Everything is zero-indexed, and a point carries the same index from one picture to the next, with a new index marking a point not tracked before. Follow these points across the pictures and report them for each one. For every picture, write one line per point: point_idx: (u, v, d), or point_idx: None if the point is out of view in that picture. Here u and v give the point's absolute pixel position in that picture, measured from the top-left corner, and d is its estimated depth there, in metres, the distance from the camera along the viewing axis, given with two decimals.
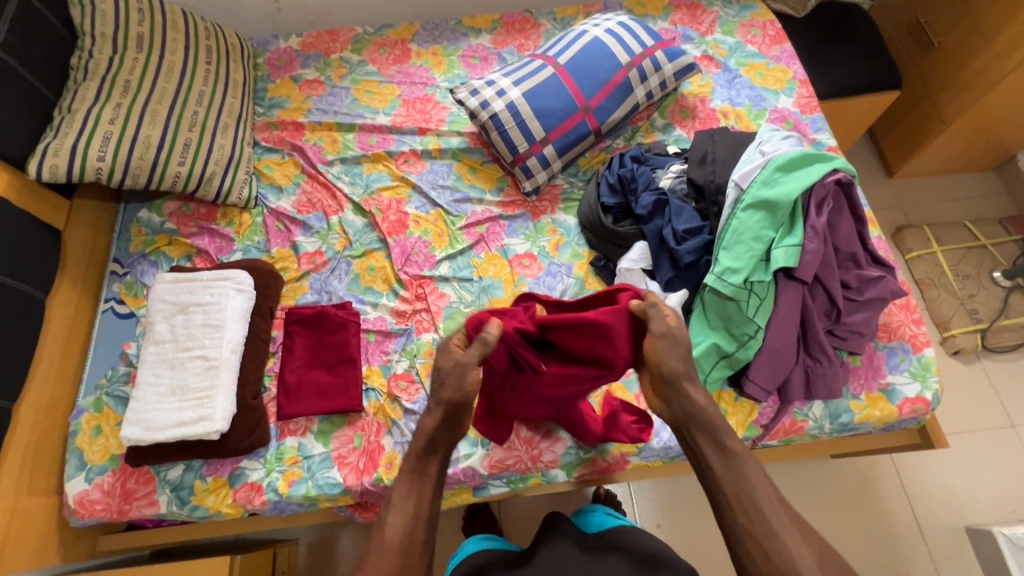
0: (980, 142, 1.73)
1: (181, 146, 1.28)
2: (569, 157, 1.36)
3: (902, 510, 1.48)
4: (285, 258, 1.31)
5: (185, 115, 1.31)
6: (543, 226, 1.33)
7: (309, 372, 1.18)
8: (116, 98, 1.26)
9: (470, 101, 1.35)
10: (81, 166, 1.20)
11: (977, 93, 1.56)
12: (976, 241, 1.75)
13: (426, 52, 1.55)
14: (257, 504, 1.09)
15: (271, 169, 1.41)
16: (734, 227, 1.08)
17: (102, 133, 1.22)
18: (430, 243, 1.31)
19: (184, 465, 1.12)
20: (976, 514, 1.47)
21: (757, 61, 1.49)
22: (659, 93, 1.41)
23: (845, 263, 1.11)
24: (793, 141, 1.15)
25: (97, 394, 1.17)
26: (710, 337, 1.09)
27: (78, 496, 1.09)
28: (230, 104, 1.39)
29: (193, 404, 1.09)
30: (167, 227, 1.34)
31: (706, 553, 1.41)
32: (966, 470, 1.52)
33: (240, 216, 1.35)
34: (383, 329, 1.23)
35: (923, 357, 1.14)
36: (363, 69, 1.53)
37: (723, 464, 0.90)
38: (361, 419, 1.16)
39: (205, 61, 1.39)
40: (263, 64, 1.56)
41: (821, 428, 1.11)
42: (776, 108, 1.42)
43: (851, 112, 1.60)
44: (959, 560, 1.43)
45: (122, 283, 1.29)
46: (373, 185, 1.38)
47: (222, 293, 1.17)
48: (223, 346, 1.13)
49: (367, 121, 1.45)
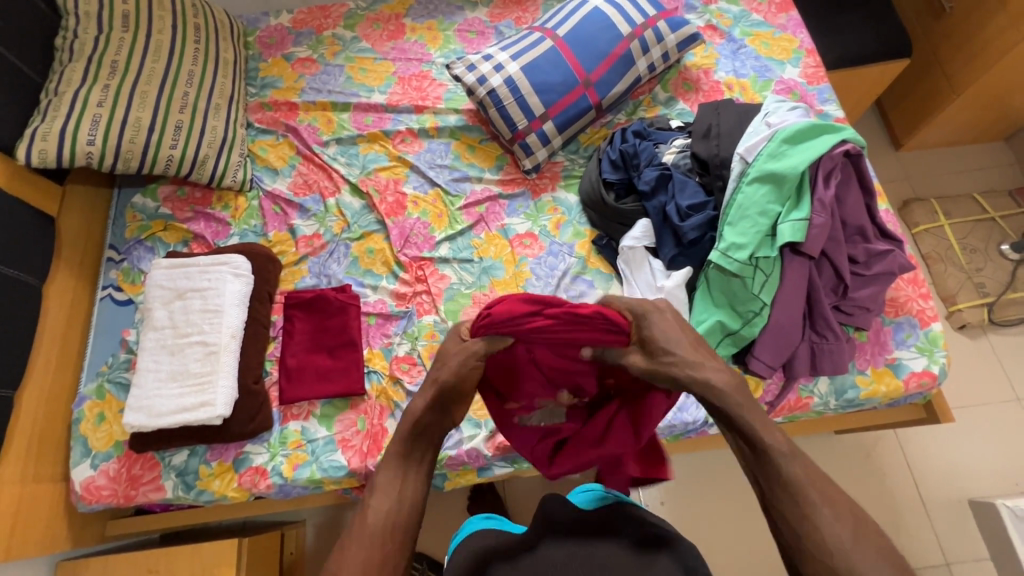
0: (992, 111, 1.68)
1: (173, 128, 1.25)
2: (569, 134, 1.33)
3: (906, 484, 1.49)
4: (282, 242, 1.29)
5: (175, 97, 1.28)
6: (544, 204, 1.31)
7: (310, 356, 1.18)
8: (103, 80, 1.23)
9: (467, 77, 1.31)
10: (70, 151, 1.17)
11: (990, 59, 1.51)
12: (984, 214, 1.72)
13: (421, 27, 1.51)
14: (262, 488, 1.09)
15: (265, 151, 1.38)
16: (739, 202, 1.05)
17: (91, 116, 1.19)
18: (429, 224, 1.29)
19: (188, 451, 1.12)
20: (978, 488, 1.48)
21: (762, 30, 1.44)
22: (662, 65, 1.36)
23: (852, 238, 1.09)
24: (800, 112, 1.12)
25: (98, 381, 1.17)
26: (715, 315, 1.08)
27: (84, 482, 1.09)
28: (220, 84, 1.35)
29: (194, 389, 1.08)
30: (162, 212, 1.32)
31: (709, 526, 1.42)
32: (970, 444, 1.52)
33: (236, 200, 1.33)
34: (383, 312, 1.22)
35: (930, 332, 1.12)
36: (357, 46, 1.49)
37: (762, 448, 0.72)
38: (363, 403, 1.15)
39: (193, 40, 1.35)
40: (253, 43, 1.52)
41: (826, 405, 1.10)
42: (782, 79, 1.37)
43: (860, 81, 1.55)
44: (960, 533, 1.44)
45: (119, 270, 1.27)
46: (369, 165, 1.35)
47: (220, 278, 1.16)
48: (222, 332, 1.12)
49: (362, 99, 1.41)
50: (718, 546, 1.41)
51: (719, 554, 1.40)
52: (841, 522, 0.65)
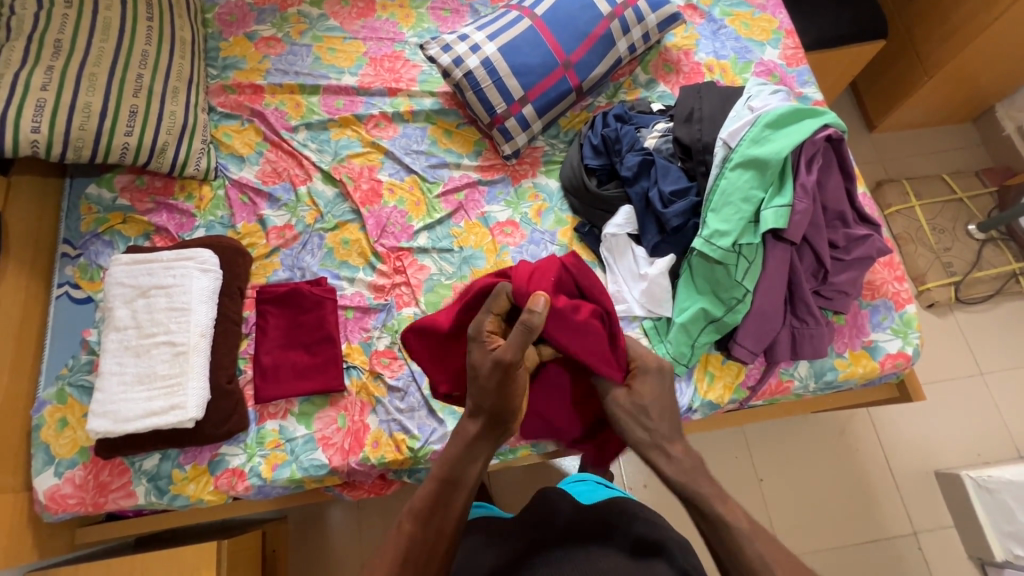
0: (964, 92, 1.71)
1: (127, 113, 1.17)
2: (549, 118, 1.29)
3: (877, 458, 1.54)
4: (252, 233, 1.23)
5: (128, 79, 1.19)
6: (524, 191, 1.28)
7: (285, 353, 1.13)
8: (47, 61, 1.14)
9: (443, 58, 1.25)
10: (13, 140, 1.09)
11: (961, 42, 1.53)
12: (953, 194, 1.76)
13: (392, 4, 1.44)
14: (240, 490, 1.06)
15: (230, 137, 1.31)
16: (722, 188, 1.04)
17: (35, 101, 1.10)
18: (407, 213, 1.25)
19: (159, 455, 1.07)
20: (945, 460, 1.54)
21: (742, 10, 1.42)
22: (642, 46, 1.33)
23: (833, 222, 1.09)
24: (782, 95, 1.11)
25: (58, 385, 1.10)
26: (699, 301, 1.07)
27: (48, 491, 1.04)
28: (178, 65, 1.26)
29: (162, 392, 1.03)
30: (120, 203, 1.24)
31: (692, 508, 1.45)
32: (938, 419, 1.58)
33: (200, 189, 1.26)
34: (361, 305, 1.18)
35: (905, 314, 1.15)
36: (324, 24, 1.41)
37: None
38: (343, 399, 1.12)
39: (146, 18, 1.26)
40: (212, 20, 1.42)
41: (806, 387, 1.12)
42: (762, 61, 1.36)
43: (837, 63, 1.55)
44: (927, 503, 1.50)
45: (76, 266, 1.20)
46: (342, 152, 1.29)
47: (186, 274, 1.10)
48: (191, 331, 1.07)
49: (331, 82, 1.34)
50: (699, 527, 1.44)
51: (700, 534, 1.43)
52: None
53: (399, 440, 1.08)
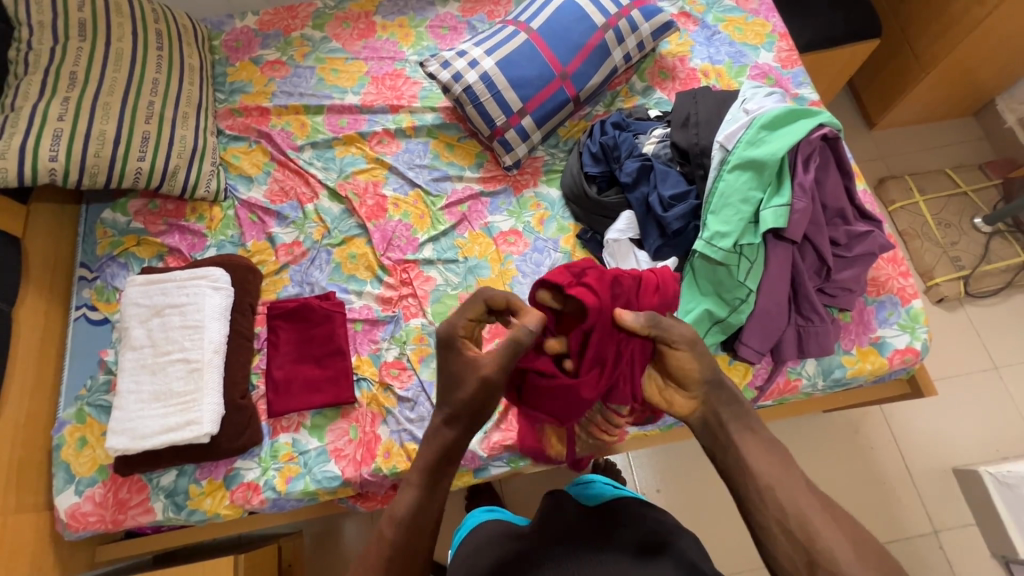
0: (962, 87, 1.71)
1: (139, 139, 1.21)
2: (548, 128, 1.32)
3: (893, 456, 1.52)
4: (262, 251, 1.26)
5: (140, 106, 1.23)
6: (526, 200, 1.30)
7: (296, 367, 1.15)
8: (62, 93, 1.18)
9: (443, 74, 1.28)
10: (32, 168, 1.13)
11: (956, 37, 1.54)
12: (956, 188, 1.76)
13: (392, 24, 1.48)
14: (255, 503, 1.07)
15: (238, 158, 1.34)
16: (721, 190, 1.05)
17: (52, 131, 1.14)
18: (411, 226, 1.27)
19: (176, 471, 1.09)
20: (963, 456, 1.52)
21: (735, 15, 1.44)
22: (637, 54, 1.36)
23: (833, 220, 1.10)
24: (777, 97, 1.13)
25: (77, 405, 1.13)
26: (703, 303, 1.08)
27: (69, 509, 1.06)
28: (187, 91, 1.31)
29: (178, 408, 1.06)
30: (134, 226, 1.28)
31: (705, 512, 1.44)
32: (953, 414, 1.56)
33: (211, 210, 1.29)
34: (369, 317, 1.20)
35: (912, 309, 1.14)
36: (327, 46, 1.45)
37: (762, 439, 0.74)
38: (354, 411, 1.14)
39: (156, 47, 1.31)
40: (219, 47, 1.47)
41: (815, 385, 1.12)
42: (757, 64, 1.38)
43: (833, 62, 1.57)
44: (947, 501, 1.48)
45: (92, 288, 1.23)
46: (347, 168, 1.33)
47: (198, 293, 1.13)
48: (205, 347, 1.10)
49: (335, 101, 1.38)
50: (715, 533, 1.43)
51: (717, 541, 1.42)
52: (849, 525, 0.66)
53: (410, 450, 1.09)
